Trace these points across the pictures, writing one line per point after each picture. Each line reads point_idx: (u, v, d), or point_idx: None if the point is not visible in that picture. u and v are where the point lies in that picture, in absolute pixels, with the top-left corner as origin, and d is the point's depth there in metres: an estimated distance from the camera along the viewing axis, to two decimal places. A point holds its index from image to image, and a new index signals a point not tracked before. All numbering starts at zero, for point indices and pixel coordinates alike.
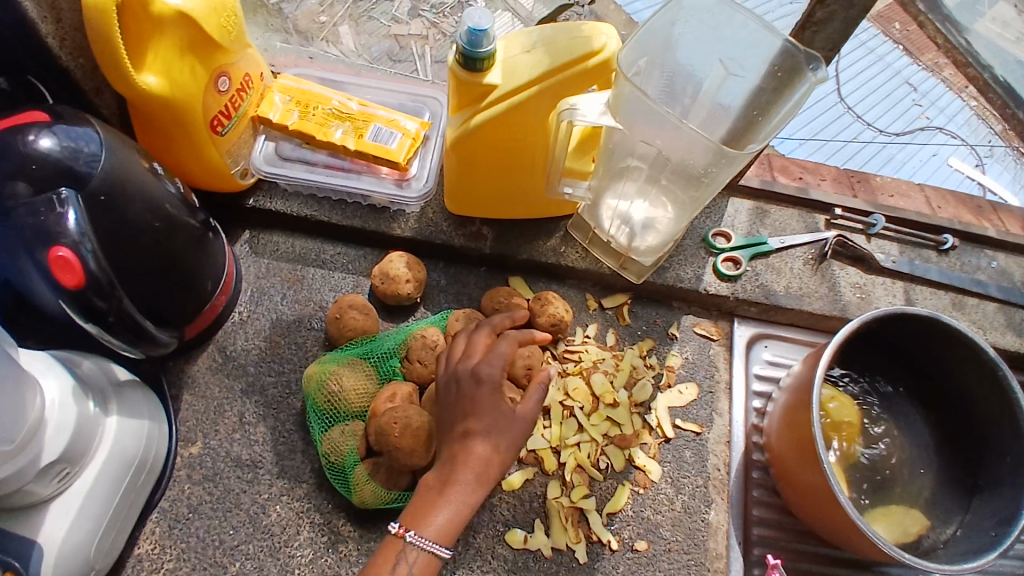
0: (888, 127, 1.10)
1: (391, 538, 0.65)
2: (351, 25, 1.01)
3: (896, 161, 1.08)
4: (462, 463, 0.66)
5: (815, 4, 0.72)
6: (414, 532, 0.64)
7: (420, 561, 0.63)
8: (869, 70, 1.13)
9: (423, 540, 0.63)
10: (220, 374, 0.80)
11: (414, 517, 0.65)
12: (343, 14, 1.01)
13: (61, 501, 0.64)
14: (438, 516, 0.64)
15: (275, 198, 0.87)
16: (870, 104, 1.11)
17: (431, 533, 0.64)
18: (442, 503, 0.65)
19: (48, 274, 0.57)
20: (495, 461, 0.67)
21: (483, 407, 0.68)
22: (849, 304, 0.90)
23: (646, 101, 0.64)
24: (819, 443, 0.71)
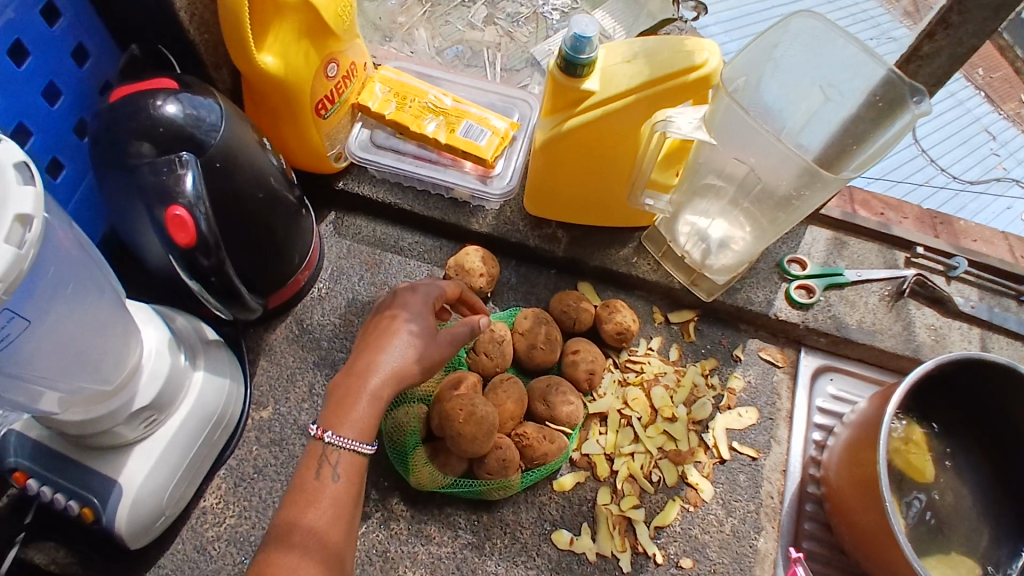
0: (963, 174, 1.08)
1: (312, 441, 0.62)
2: (426, 29, 1.01)
3: (968, 209, 1.06)
4: (385, 360, 0.65)
5: (924, 38, 0.71)
6: (332, 432, 0.61)
7: (342, 463, 0.61)
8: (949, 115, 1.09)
9: (342, 438, 0.61)
10: (296, 345, 0.84)
11: (333, 417, 0.63)
12: (420, 16, 1.02)
13: (145, 444, 0.67)
14: (354, 414, 0.62)
15: (363, 183, 0.90)
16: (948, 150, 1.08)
17: (351, 432, 0.62)
18: (363, 399, 0.63)
19: (164, 231, 0.61)
20: (407, 369, 0.65)
21: (400, 320, 0.68)
22: (922, 345, 0.88)
23: (744, 116, 0.65)
24: (883, 481, 0.70)
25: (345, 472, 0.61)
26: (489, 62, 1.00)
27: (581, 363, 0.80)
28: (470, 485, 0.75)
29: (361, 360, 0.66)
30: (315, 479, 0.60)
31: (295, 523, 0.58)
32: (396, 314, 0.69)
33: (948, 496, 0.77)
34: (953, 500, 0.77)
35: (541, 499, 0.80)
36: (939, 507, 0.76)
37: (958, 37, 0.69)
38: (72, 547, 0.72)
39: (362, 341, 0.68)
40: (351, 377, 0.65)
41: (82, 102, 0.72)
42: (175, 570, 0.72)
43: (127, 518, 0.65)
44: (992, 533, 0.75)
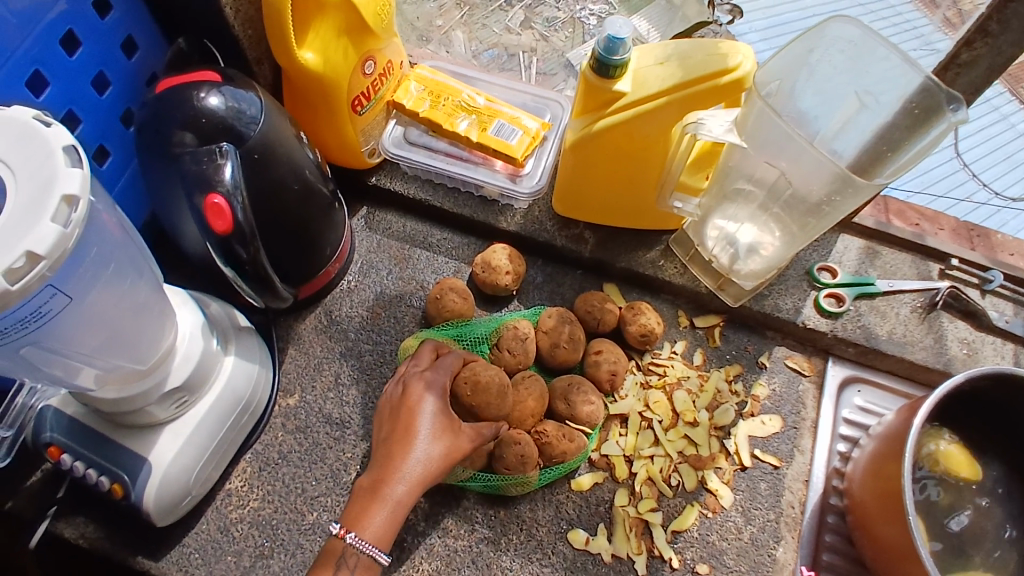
0: (1005, 191, 1.04)
1: (333, 540, 0.63)
2: (464, 31, 1.02)
3: (1010, 227, 1.04)
4: (404, 462, 0.65)
5: (962, 45, 0.70)
6: (354, 534, 0.62)
7: (362, 563, 0.63)
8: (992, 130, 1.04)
9: (364, 542, 0.62)
10: (324, 335, 0.85)
11: (355, 518, 0.64)
12: (459, 19, 1.03)
13: (175, 425, 0.69)
14: (377, 518, 0.63)
15: (395, 178, 0.92)
16: (990, 165, 1.04)
17: (372, 537, 0.62)
18: (385, 507, 0.64)
19: (201, 218, 0.63)
20: (430, 473, 0.65)
21: (420, 420, 0.68)
22: (954, 359, 0.86)
23: (777, 120, 0.65)
24: (909, 495, 0.68)
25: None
26: (525, 67, 1.00)
27: (603, 364, 0.80)
28: (488, 480, 0.75)
29: (384, 460, 0.66)
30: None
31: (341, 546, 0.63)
32: (417, 409, 0.68)
33: (975, 515, 0.75)
34: (979, 519, 0.75)
35: (558, 497, 0.80)
36: (965, 525, 0.75)
37: (998, 45, 0.68)
38: (101, 521, 0.75)
39: (383, 441, 0.68)
40: (375, 479, 0.65)
41: (128, 91, 0.74)
42: (198, 549, 0.74)
43: (154, 496, 0.67)
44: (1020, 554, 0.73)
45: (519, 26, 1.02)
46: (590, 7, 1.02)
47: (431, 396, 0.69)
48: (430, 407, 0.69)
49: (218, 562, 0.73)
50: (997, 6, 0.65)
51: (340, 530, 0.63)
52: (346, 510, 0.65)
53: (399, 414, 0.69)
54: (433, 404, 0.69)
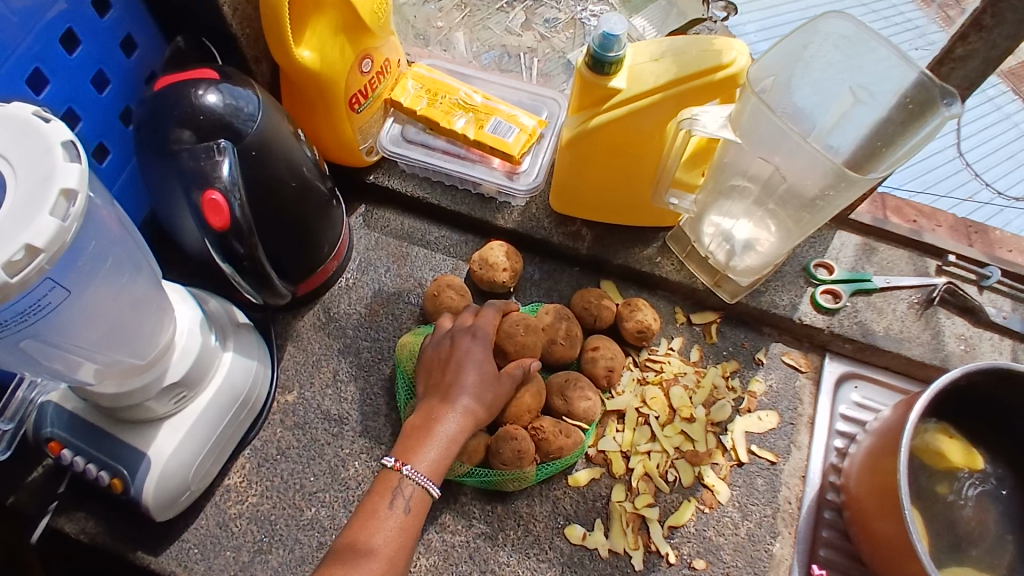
0: (1008, 190, 1.04)
1: (387, 473, 0.67)
2: (465, 33, 1.03)
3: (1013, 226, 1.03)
4: (457, 401, 0.70)
5: (956, 40, 0.71)
6: (409, 466, 0.66)
7: (415, 496, 0.66)
8: (994, 128, 1.05)
9: (420, 475, 0.66)
10: (322, 332, 0.86)
11: (409, 452, 0.68)
12: (459, 20, 1.04)
13: (174, 420, 0.70)
14: (431, 452, 0.68)
15: (393, 176, 0.92)
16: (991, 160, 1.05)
17: (426, 468, 0.67)
18: (439, 440, 0.68)
19: (199, 213, 0.64)
20: (479, 410, 0.71)
21: (470, 362, 0.73)
22: (951, 355, 0.87)
23: (771, 115, 0.65)
24: (904, 489, 0.68)
25: (414, 507, 0.65)
26: (527, 67, 1.01)
27: (601, 360, 0.81)
28: (485, 474, 0.76)
29: (435, 401, 0.71)
30: (388, 509, 0.65)
31: (353, 543, 0.63)
32: (467, 352, 0.73)
33: (973, 510, 0.76)
34: (976, 514, 0.75)
35: (555, 493, 0.80)
36: (962, 520, 0.75)
37: (993, 40, 0.68)
38: (101, 516, 0.75)
39: (432, 384, 0.73)
40: (424, 419, 0.70)
41: (127, 90, 0.75)
42: (198, 544, 0.74)
43: (154, 490, 0.68)
44: (1017, 550, 0.74)
45: (519, 28, 1.03)
46: (591, 8, 1.03)
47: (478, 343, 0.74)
48: (479, 351, 0.74)
49: (217, 557, 0.74)
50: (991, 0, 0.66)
51: (394, 463, 0.67)
52: (398, 448, 0.69)
53: (446, 359, 0.74)
54: (480, 349, 0.74)
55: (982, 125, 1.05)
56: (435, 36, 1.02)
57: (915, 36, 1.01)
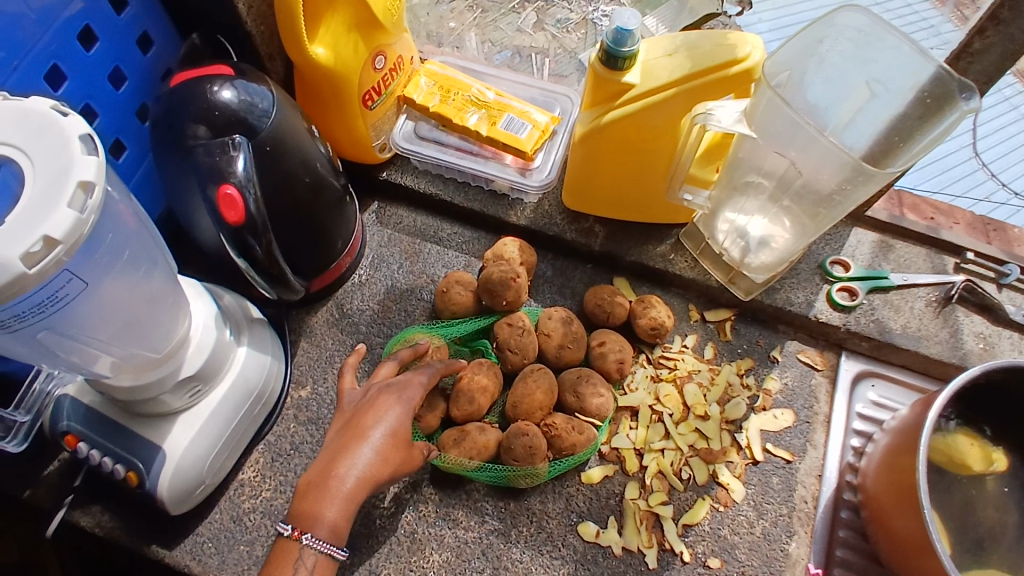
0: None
1: (285, 540, 0.63)
2: (476, 33, 1.03)
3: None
4: (351, 464, 0.65)
5: (974, 34, 0.70)
6: (309, 535, 0.63)
7: (318, 564, 0.63)
8: (1009, 129, 1.04)
9: (320, 542, 0.63)
10: (335, 328, 0.86)
11: (305, 516, 0.64)
12: (471, 22, 1.03)
13: (189, 414, 0.70)
14: (327, 515, 0.63)
15: (406, 173, 0.92)
16: (1006, 159, 1.04)
17: (326, 536, 0.63)
18: (337, 501, 0.64)
19: (214, 209, 0.64)
20: (380, 473, 0.66)
21: (370, 422, 0.68)
22: (970, 353, 0.86)
23: (786, 109, 0.64)
24: (923, 489, 0.67)
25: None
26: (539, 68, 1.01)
27: (610, 354, 0.80)
28: (496, 470, 0.75)
29: (329, 459, 0.66)
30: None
31: (316, 515, 0.63)
32: (370, 413, 0.69)
33: (993, 510, 0.75)
34: (996, 514, 0.75)
35: (568, 490, 0.80)
36: (981, 520, 0.74)
37: (1011, 34, 0.67)
38: (116, 511, 0.76)
39: (335, 440, 0.68)
40: (321, 478, 0.65)
41: (144, 86, 0.76)
42: (212, 538, 0.75)
43: (168, 484, 0.68)
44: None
45: (532, 28, 1.02)
46: (603, 9, 1.02)
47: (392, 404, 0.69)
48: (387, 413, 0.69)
49: (231, 551, 0.74)
50: None
51: (293, 531, 0.63)
52: (294, 507, 0.65)
53: (357, 419, 0.69)
54: (396, 412, 0.69)
55: (997, 126, 1.04)
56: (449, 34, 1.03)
57: (931, 33, 0.99)
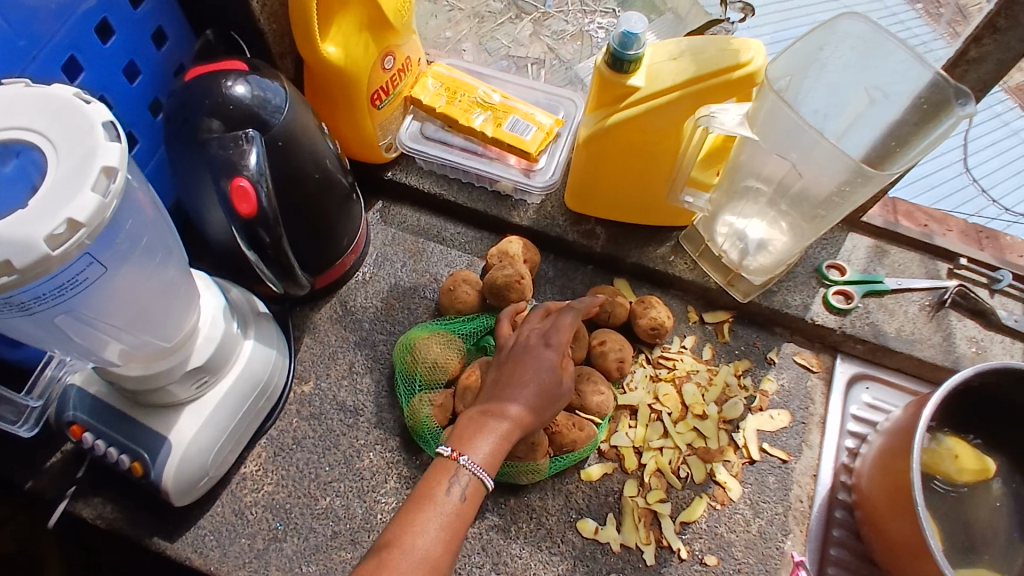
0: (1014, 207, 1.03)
1: (444, 459, 0.66)
2: (474, 41, 1.05)
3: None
4: (510, 404, 0.68)
5: (970, 42, 0.72)
6: (466, 457, 0.65)
7: (471, 485, 0.65)
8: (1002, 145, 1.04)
9: (474, 465, 0.65)
10: (338, 325, 0.87)
11: (464, 442, 0.66)
12: (468, 31, 1.06)
13: (196, 405, 0.71)
14: (486, 446, 0.66)
15: (410, 173, 0.94)
16: (997, 170, 1.04)
17: (482, 461, 0.65)
18: (492, 437, 0.67)
19: (227, 201, 0.65)
20: (532, 417, 0.69)
21: (529, 369, 0.70)
22: (962, 357, 0.87)
23: (788, 113, 0.66)
24: (917, 487, 0.69)
25: (470, 496, 0.64)
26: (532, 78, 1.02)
27: (610, 353, 0.82)
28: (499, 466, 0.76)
29: (492, 399, 0.69)
30: (444, 495, 0.63)
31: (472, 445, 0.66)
32: (530, 359, 0.71)
33: (985, 509, 0.77)
34: (989, 515, 0.77)
35: (567, 487, 0.81)
36: (974, 521, 0.77)
37: (1006, 42, 0.69)
38: (121, 503, 0.76)
39: (495, 381, 0.71)
40: (482, 414, 0.69)
41: (157, 81, 0.77)
42: (214, 531, 0.75)
43: (174, 474, 0.69)
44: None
45: (528, 38, 1.05)
46: (598, 21, 1.04)
47: (548, 349, 0.72)
48: (543, 358, 0.71)
49: (233, 544, 0.75)
50: (1005, 3, 0.67)
51: (451, 452, 0.66)
52: (454, 436, 0.68)
53: (514, 365, 0.71)
54: (546, 357, 0.71)
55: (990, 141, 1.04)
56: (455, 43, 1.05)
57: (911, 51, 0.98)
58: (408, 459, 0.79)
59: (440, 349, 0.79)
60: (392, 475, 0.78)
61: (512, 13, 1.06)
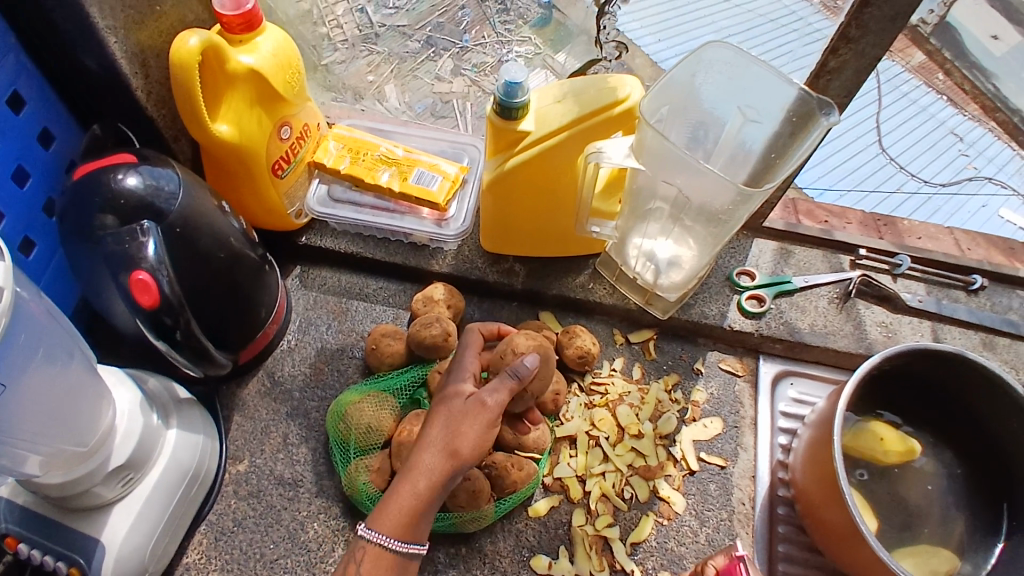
0: (933, 178, 1.10)
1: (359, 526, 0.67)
2: (396, 84, 1.06)
3: (943, 211, 1.09)
4: (431, 453, 0.66)
5: (828, 54, 0.75)
6: (372, 526, 0.66)
7: (371, 555, 0.65)
8: (912, 121, 1.10)
9: (375, 533, 0.65)
10: (268, 398, 0.86)
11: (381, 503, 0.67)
12: (389, 73, 1.06)
13: (125, 502, 0.69)
14: (398, 509, 0.65)
15: (325, 236, 0.94)
16: (909, 149, 1.10)
17: (385, 529, 0.65)
18: (405, 495, 0.65)
19: (128, 295, 0.64)
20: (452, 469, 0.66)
21: (465, 413, 0.67)
22: (874, 342, 0.92)
23: (667, 145, 0.69)
24: (842, 478, 0.72)
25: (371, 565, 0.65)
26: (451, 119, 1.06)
27: (547, 385, 0.83)
28: (443, 519, 0.77)
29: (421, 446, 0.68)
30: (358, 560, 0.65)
31: (384, 508, 0.66)
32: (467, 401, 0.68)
33: (917, 486, 0.81)
34: (921, 491, 0.81)
35: (517, 526, 0.81)
36: (909, 499, 0.80)
37: (861, 49, 0.73)
38: None
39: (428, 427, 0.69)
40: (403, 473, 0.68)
41: (49, 181, 0.76)
42: None
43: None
44: (965, 519, 0.79)
45: (450, 74, 1.06)
46: (516, 50, 1.05)
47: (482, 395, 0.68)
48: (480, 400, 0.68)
49: None
50: (854, 14, 0.70)
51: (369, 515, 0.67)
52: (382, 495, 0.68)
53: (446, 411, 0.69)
54: (476, 405, 0.68)
55: (899, 121, 1.10)
56: (369, 95, 1.05)
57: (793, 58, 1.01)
58: (353, 524, 0.79)
59: (373, 411, 0.79)
60: (339, 542, 0.78)
61: (429, 51, 1.06)
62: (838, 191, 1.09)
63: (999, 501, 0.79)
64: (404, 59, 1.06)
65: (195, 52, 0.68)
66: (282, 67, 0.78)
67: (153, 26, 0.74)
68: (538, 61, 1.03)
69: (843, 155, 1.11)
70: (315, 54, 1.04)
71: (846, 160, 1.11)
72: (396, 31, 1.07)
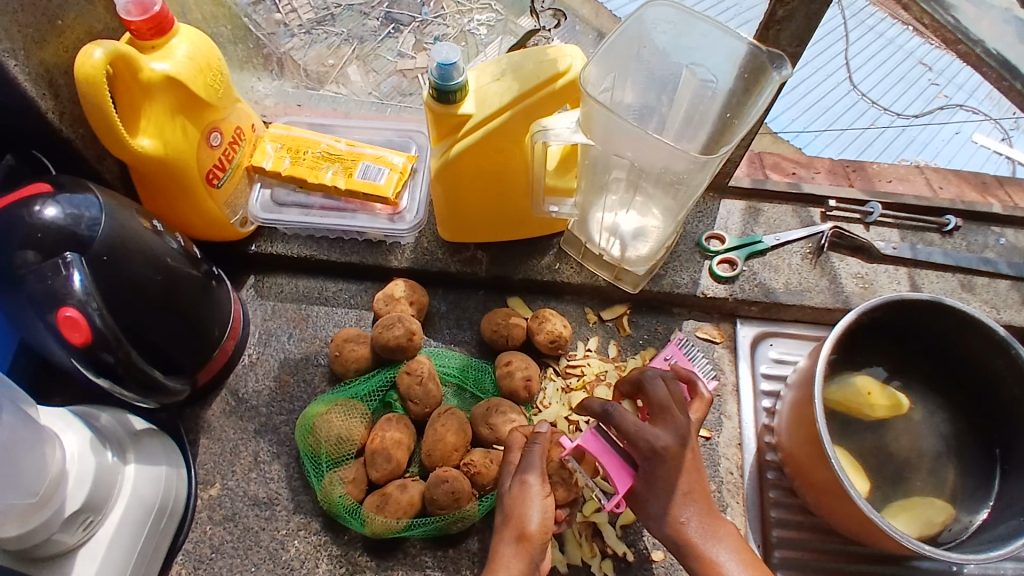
0: (906, 110, 1.04)
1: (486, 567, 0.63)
2: (359, 65, 1.01)
3: (917, 143, 1.05)
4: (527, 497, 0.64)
5: (775, 3, 0.71)
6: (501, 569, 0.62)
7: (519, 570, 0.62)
8: (881, 56, 1.03)
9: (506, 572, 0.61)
10: (234, 417, 0.83)
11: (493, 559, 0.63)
12: (351, 54, 1.01)
13: (88, 547, 0.66)
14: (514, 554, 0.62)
15: (276, 242, 0.90)
16: (880, 82, 1.04)
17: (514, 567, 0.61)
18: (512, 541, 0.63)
19: (58, 334, 0.61)
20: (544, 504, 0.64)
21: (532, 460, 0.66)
22: (851, 295, 0.90)
23: (614, 118, 0.66)
24: (826, 438, 0.70)
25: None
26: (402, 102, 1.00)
27: (516, 373, 0.80)
28: (427, 523, 0.74)
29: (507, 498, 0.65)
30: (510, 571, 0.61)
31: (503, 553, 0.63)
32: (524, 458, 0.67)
33: (906, 439, 0.80)
34: (911, 442, 0.79)
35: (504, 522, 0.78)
36: (897, 451, 0.79)
37: None
38: None
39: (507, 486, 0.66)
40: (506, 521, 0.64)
41: None
42: None
43: None
44: (957, 466, 0.78)
45: (413, 50, 1.00)
46: (477, 19, 1.00)
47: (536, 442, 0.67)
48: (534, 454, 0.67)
49: None
50: None
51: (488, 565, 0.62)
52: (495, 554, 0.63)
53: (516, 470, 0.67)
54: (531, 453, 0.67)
55: (867, 56, 1.03)
56: (330, 80, 1.01)
57: (736, 12, 0.93)
58: (335, 537, 0.77)
59: (342, 421, 0.76)
60: (323, 557, 0.76)
61: (390, 27, 1.01)
62: (810, 132, 1.04)
63: (988, 446, 0.78)
64: (365, 39, 1.01)
65: (101, 66, 0.63)
66: (201, 69, 0.73)
67: (57, 43, 0.70)
68: (503, 26, 0.99)
69: (814, 95, 1.04)
70: (273, 42, 1.00)
71: (817, 101, 1.04)
72: (354, 10, 1.01)
